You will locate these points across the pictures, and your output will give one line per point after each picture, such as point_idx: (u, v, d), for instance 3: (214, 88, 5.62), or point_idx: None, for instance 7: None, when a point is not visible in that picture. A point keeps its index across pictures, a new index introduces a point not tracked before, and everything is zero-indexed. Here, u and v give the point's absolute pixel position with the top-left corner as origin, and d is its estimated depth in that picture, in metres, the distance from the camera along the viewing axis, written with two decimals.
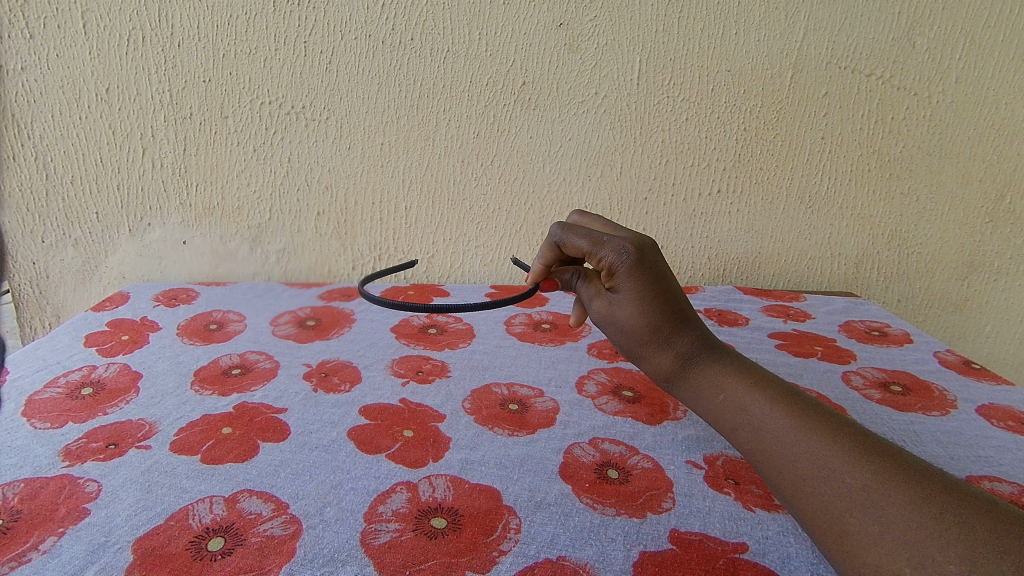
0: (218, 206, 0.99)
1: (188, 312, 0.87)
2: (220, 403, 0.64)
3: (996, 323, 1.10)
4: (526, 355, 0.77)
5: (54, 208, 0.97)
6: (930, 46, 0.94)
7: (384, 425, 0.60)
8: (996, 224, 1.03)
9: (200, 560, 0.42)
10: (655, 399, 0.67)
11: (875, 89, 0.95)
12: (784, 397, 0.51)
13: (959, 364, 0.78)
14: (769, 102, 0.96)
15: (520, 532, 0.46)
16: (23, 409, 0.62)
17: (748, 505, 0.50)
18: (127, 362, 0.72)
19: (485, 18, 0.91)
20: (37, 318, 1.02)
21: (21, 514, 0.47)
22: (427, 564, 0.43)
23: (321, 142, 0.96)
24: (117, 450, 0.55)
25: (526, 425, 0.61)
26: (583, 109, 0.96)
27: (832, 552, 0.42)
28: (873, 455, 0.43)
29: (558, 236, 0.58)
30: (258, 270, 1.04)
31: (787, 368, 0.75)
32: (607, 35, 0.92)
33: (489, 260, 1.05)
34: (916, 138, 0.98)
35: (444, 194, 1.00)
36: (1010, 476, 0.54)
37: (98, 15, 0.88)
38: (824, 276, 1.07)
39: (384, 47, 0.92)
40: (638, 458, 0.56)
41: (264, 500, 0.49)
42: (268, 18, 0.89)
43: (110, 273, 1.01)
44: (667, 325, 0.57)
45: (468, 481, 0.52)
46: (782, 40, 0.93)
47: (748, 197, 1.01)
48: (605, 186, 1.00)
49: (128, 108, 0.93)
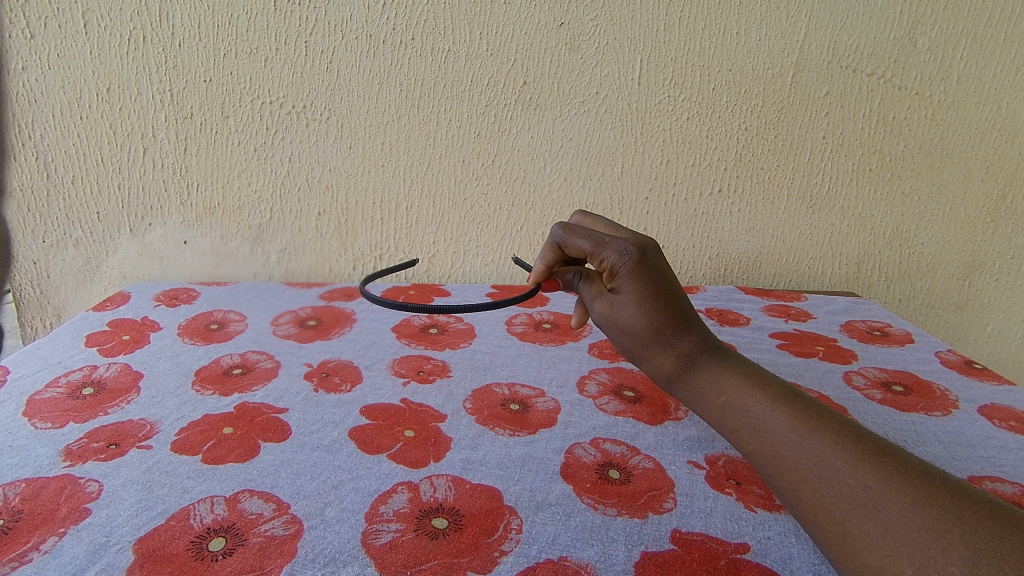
0: (218, 206, 0.99)
1: (188, 311, 0.87)
2: (220, 403, 0.63)
3: (996, 323, 1.10)
4: (527, 355, 0.77)
5: (55, 208, 0.97)
6: (931, 46, 0.93)
7: (384, 425, 0.60)
8: (997, 224, 1.03)
9: (201, 561, 0.42)
10: (655, 399, 0.67)
11: (876, 88, 0.95)
12: (785, 398, 0.50)
13: (960, 364, 0.78)
14: (770, 102, 0.96)
15: (521, 532, 0.46)
16: (23, 409, 0.62)
17: (750, 505, 0.50)
18: (128, 362, 0.72)
19: (485, 17, 0.90)
20: (38, 318, 1.02)
21: (22, 514, 0.47)
22: (428, 565, 0.43)
23: (322, 142, 0.96)
24: (118, 450, 0.55)
25: (527, 425, 0.61)
26: (583, 109, 0.96)
27: (833, 553, 0.42)
28: (875, 456, 0.43)
29: (559, 237, 0.58)
30: (259, 270, 1.04)
31: (788, 369, 0.74)
32: (608, 35, 0.92)
33: (490, 260, 1.05)
34: (916, 138, 0.98)
35: (445, 194, 1.00)
36: (1012, 477, 0.54)
37: (98, 15, 0.88)
38: (824, 276, 1.07)
39: (385, 46, 0.91)
40: (639, 458, 0.56)
41: (265, 500, 0.49)
42: (268, 18, 0.89)
43: (111, 274, 1.01)
44: (669, 326, 0.56)
45: (469, 481, 0.52)
46: (784, 39, 0.93)
47: (749, 198, 1.01)
48: (606, 186, 1.00)
49: (129, 108, 0.93)
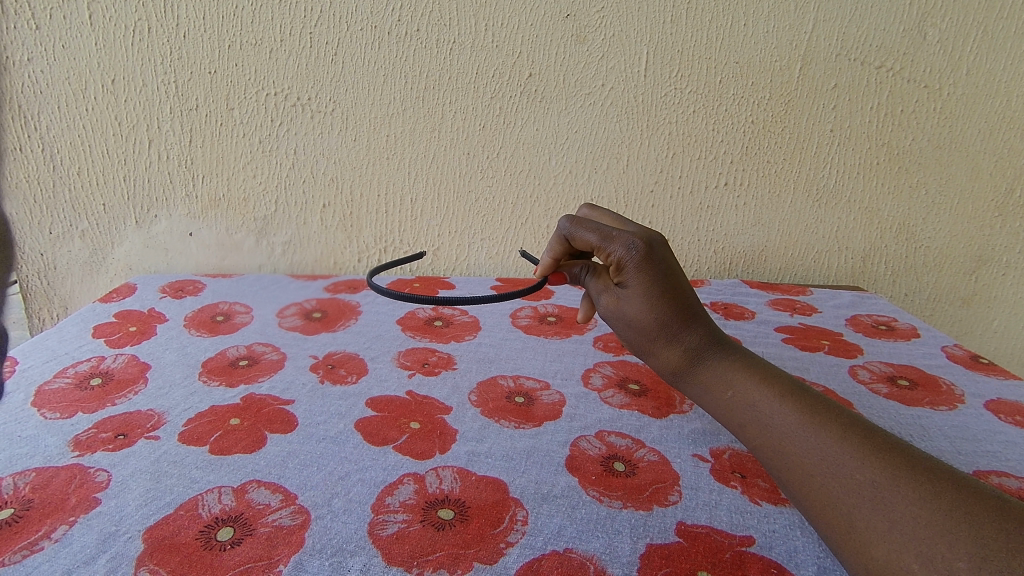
0: (223, 198, 0.99)
1: (194, 303, 0.88)
2: (228, 394, 0.64)
3: (1003, 318, 1.10)
4: (532, 348, 0.77)
5: (61, 200, 0.97)
6: (942, 37, 0.93)
7: (391, 416, 0.60)
8: (1005, 218, 1.02)
9: (210, 550, 0.43)
10: (660, 392, 0.67)
11: (885, 81, 0.95)
12: (793, 393, 0.50)
13: (967, 359, 0.78)
14: (777, 94, 0.95)
15: (526, 524, 0.47)
16: (32, 399, 0.62)
17: (754, 498, 0.50)
18: (135, 353, 0.73)
19: (492, 9, 0.90)
20: (44, 308, 1.03)
21: (33, 503, 0.47)
22: (435, 555, 0.43)
23: (327, 134, 0.96)
24: (126, 440, 0.55)
25: (532, 417, 0.61)
26: (589, 101, 0.95)
27: (839, 547, 0.42)
28: (883, 452, 0.43)
29: (566, 229, 0.58)
30: (265, 262, 1.04)
31: (794, 363, 0.74)
32: (615, 26, 0.91)
33: (494, 253, 1.05)
34: (925, 131, 0.97)
35: (450, 186, 1.00)
36: (1017, 472, 0.54)
37: (104, 6, 0.88)
38: (830, 269, 1.06)
39: (389, 38, 0.91)
40: (644, 451, 0.56)
41: (273, 490, 0.49)
42: (273, 9, 0.89)
43: (117, 266, 1.02)
44: (677, 319, 0.56)
45: (475, 473, 0.52)
46: (791, 31, 0.92)
47: (755, 192, 1.01)
48: (610, 179, 1.00)
49: (134, 99, 0.93)
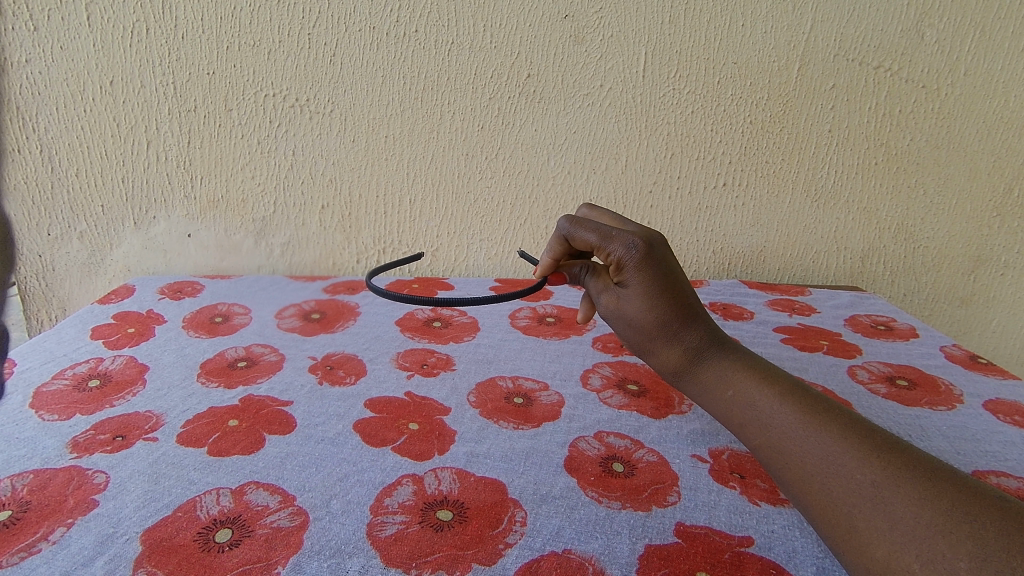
0: (222, 199, 0.99)
1: (193, 304, 0.87)
2: (226, 395, 0.64)
3: (1002, 318, 1.10)
4: (531, 349, 0.77)
5: (60, 201, 0.97)
6: (940, 37, 0.93)
7: (390, 418, 0.60)
8: (1004, 218, 1.02)
9: (208, 552, 0.43)
10: (659, 392, 0.67)
11: (883, 81, 0.95)
12: (793, 393, 0.50)
13: (966, 359, 0.78)
14: (776, 94, 0.95)
15: (526, 524, 0.47)
16: (30, 400, 0.62)
17: (754, 499, 0.50)
18: (134, 354, 0.72)
19: (490, 9, 0.90)
20: (43, 310, 1.03)
21: (30, 505, 0.47)
22: (434, 556, 0.43)
23: (326, 135, 0.96)
24: (124, 442, 0.55)
25: (531, 418, 0.61)
26: (588, 101, 0.95)
27: (838, 547, 0.42)
28: (883, 452, 0.43)
29: (566, 230, 0.58)
30: (263, 263, 1.04)
31: (793, 363, 0.74)
32: (613, 26, 0.91)
33: (493, 253, 1.05)
34: (924, 131, 0.97)
35: (449, 187, 1.00)
36: (1016, 471, 0.54)
37: (103, 7, 0.88)
38: (829, 269, 1.06)
39: (388, 39, 0.91)
40: (643, 451, 0.56)
41: (271, 492, 0.49)
42: (271, 10, 0.89)
43: (115, 267, 1.02)
44: (677, 318, 0.56)
45: (474, 474, 0.52)
46: (790, 31, 0.92)
47: (753, 192, 1.01)
48: (609, 179, 1.00)
49: (132, 100, 0.93)
